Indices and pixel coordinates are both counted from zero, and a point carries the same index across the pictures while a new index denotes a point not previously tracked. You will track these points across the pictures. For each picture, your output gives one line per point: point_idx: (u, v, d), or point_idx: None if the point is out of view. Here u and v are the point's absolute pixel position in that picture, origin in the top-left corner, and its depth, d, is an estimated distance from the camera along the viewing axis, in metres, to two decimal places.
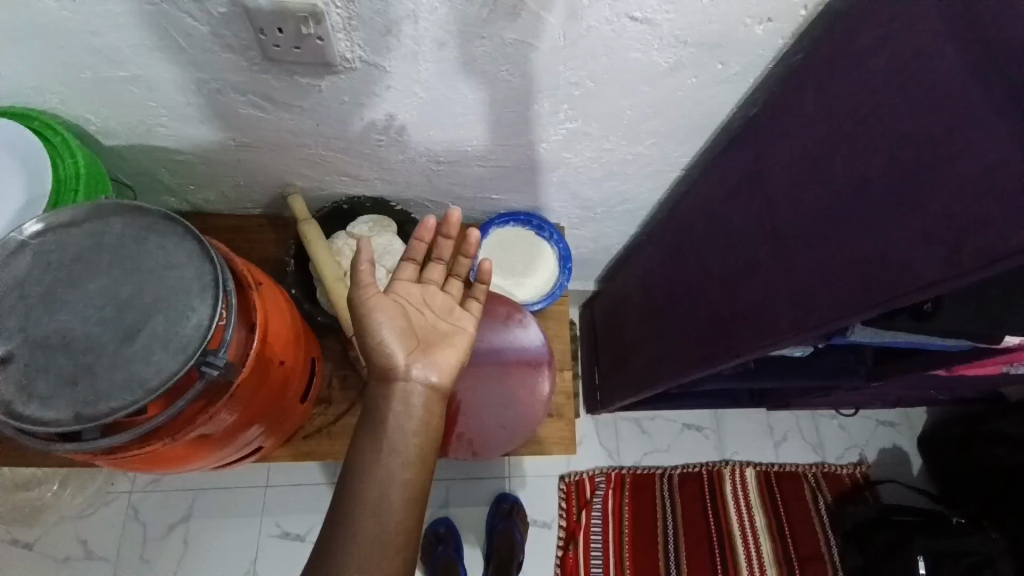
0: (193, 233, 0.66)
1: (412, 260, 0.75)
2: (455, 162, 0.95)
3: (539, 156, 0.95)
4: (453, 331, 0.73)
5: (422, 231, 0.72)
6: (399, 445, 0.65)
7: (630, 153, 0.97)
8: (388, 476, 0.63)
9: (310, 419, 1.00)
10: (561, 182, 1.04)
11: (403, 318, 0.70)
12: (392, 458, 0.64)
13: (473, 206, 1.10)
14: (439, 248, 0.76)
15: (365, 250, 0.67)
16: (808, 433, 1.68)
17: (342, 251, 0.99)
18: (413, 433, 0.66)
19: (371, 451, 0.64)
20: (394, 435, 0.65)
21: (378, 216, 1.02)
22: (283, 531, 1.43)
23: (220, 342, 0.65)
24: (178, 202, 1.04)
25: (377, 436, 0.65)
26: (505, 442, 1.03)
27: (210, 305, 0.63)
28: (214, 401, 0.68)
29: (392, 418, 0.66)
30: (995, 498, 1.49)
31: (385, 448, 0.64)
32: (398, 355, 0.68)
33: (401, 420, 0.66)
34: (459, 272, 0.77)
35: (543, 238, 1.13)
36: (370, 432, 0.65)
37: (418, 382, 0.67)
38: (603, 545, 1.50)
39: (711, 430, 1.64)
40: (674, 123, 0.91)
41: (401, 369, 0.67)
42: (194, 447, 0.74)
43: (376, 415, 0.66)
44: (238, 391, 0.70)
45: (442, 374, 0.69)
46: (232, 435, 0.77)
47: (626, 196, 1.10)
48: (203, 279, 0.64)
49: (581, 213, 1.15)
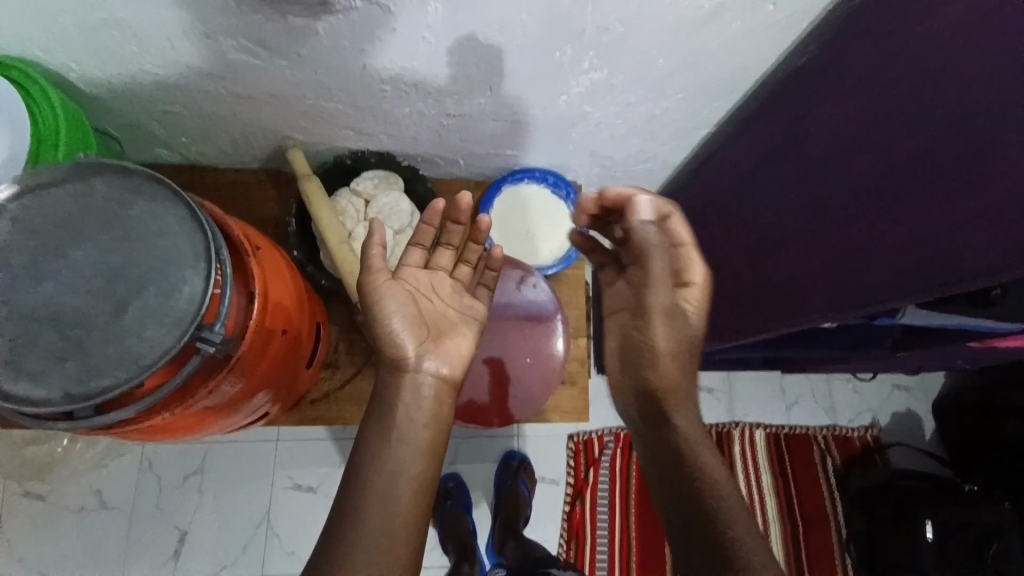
0: (182, 196, 0.60)
1: (419, 245, 0.71)
2: (466, 115, 0.87)
3: (559, 110, 0.87)
4: (462, 319, 0.70)
5: (430, 214, 0.67)
6: (408, 433, 0.64)
7: (658, 108, 0.89)
8: (397, 464, 0.62)
9: (317, 384, 0.98)
10: (579, 139, 0.96)
11: (413, 305, 0.66)
12: (402, 447, 0.63)
13: (485, 163, 1.03)
14: (448, 232, 0.71)
15: (378, 233, 0.63)
16: (821, 397, 1.66)
17: (346, 211, 0.95)
18: (422, 423, 0.64)
19: (379, 440, 0.63)
20: (403, 424, 0.64)
21: (384, 172, 0.97)
22: (295, 484, 1.45)
23: (217, 315, 0.61)
24: (171, 154, 0.98)
25: (386, 427, 0.63)
26: (509, 412, 1.00)
27: (203, 278, 0.58)
28: (213, 376, 0.64)
29: (401, 407, 0.64)
30: (1010, 469, 1.49)
31: (393, 438, 0.63)
32: (408, 345, 0.65)
33: (411, 408, 0.64)
34: (469, 259, 0.73)
35: (559, 198, 1.06)
36: (379, 420, 0.64)
37: (429, 373, 0.65)
38: (610, 501, 1.52)
39: (723, 391, 1.62)
40: (712, 76, 0.83)
41: (410, 361, 0.65)
42: (196, 419, 0.71)
43: (385, 403, 0.64)
44: (237, 364, 0.66)
45: (452, 365, 0.67)
46: (236, 405, 0.75)
47: (649, 155, 1.02)
48: (194, 248, 0.59)
49: (599, 171, 1.08)
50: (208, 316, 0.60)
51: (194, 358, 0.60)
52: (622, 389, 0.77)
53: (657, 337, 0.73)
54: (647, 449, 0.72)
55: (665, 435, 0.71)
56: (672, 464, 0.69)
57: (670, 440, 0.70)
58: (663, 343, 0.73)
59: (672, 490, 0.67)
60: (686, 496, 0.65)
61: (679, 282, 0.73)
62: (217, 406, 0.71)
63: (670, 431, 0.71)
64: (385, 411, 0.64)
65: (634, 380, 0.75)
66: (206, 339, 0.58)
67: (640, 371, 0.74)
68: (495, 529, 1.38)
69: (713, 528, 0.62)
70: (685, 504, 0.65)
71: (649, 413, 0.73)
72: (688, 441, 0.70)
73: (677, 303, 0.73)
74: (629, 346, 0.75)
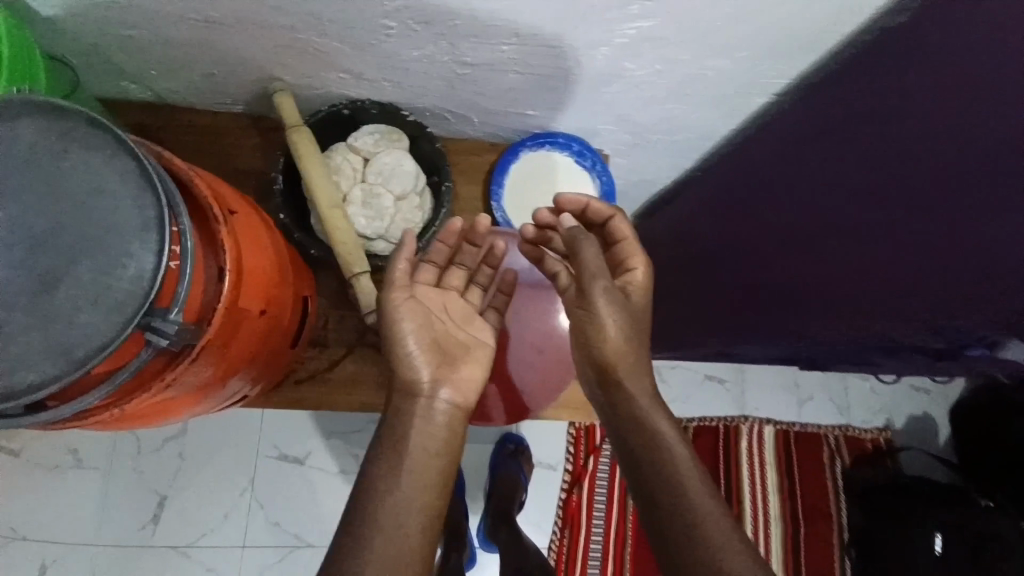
0: (130, 149, 0.48)
1: (433, 263, 0.80)
2: (485, 64, 0.74)
3: (593, 65, 0.74)
4: (473, 343, 0.75)
5: (447, 233, 0.78)
6: (409, 451, 0.64)
7: (711, 69, 0.75)
8: (405, 494, 0.61)
9: (303, 363, 0.87)
10: (612, 101, 0.83)
11: (429, 326, 0.72)
12: (400, 475, 0.62)
13: (502, 123, 0.90)
14: (462, 253, 0.82)
15: (407, 246, 0.71)
16: (836, 394, 1.58)
17: (341, 169, 0.84)
18: (430, 449, 0.65)
19: (389, 465, 0.62)
20: (415, 451, 0.64)
21: (387, 127, 0.85)
22: (280, 454, 1.38)
23: (171, 299, 0.50)
24: (141, 90, 0.85)
25: (397, 454, 0.64)
26: (513, 392, 0.92)
27: (155, 253, 0.48)
28: (173, 364, 0.54)
29: (407, 431, 0.66)
30: (1006, 472, 1.43)
31: (406, 466, 0.63)
32: (425, 370, 0.69)
33: (417, 432, 0.66)
34: (478, 280, 0.83)
35: (582, 169, 0.94)
36: (390, 448, 0.64)
37: (442, 400, 0.69)
38: (608, 490, 1.45)
39: (733, 383, 1.54)
40: (782, 32, 0.69)
41: (425, 386, 0.68)
42: (159, 409, 0.61)
43: (397, 429, 0.66)
44: (203, 351, 0.56)
45: (461, 391, 0.70)
46: (206, 392, 0.65)
47: (691, 127, 0.89)
48: (144, 215, 0.48)
49: (630, 140, 0.95)
50: (159, 298, 0.50)
51: (143, 349, 0.50)
52: (584, 369, 0.77)
53: (604, 314, 0.72)
54: (605, 422, 0.75)
55: (618, 409, 0.73)
56: (621, 436, 0.71)
57: (625, 415, 0.72)
58: (612, 320, 0.73)
59: (626, 456, 0.70)
60: (634, 465, 0.68)
61: (624, 270, 0.79)
62: (180, 395, 0.61)
63: (625, 403, 0.72)
64: (396, 436, 0.65)
65: (589, 358, 0.75)
66: (157, 329, 0.48)
67: (591, 346, 0.74)
68: (488, 513, 1.32)
69: (655, 485, 0.65)
70: (633, 470, 0.68)
71: (608, 387, 0.74)
72: (640, 416, 0.71)
73: (621, 286, 0.78)
74: (580, 325, 0.76)
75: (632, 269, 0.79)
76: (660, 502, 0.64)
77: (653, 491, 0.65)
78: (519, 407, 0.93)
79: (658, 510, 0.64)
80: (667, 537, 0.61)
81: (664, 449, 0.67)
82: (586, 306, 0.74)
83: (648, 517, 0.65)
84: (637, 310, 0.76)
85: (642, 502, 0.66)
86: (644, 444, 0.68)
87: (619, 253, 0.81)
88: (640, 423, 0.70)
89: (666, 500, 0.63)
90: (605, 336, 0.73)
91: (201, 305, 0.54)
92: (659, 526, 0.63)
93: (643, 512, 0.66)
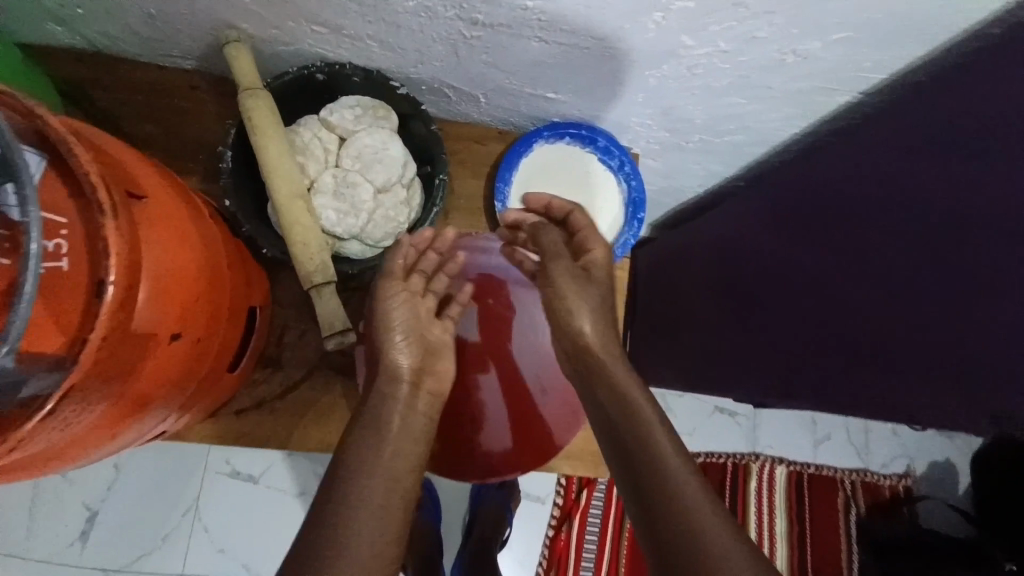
0: None
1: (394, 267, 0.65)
2: (500, 26, 0.57)
3: (641, 38, 0.57)
4: (441, 345, 0.66)
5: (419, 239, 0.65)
6: (374, 475, 0.53)
7: (790, 53, 0.57)
8: (383, 478, 0.53)
9: (248, 387, 0.70)
10: (656, 87, 0.66)
11: (412, 315, 0.63)
12: (359, 511, 0.50)
13: (515, 105, 0.73)
14: (423, 260, 0.67)
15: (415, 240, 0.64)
16: (855, 435, 1.44)
17: (310, 150, 0.67)
18: (398, 484, 0.54)
19: (371, 450, 0.55)
20: (398, 438, 0.57)
21: (372, 100, 0.69)
22: (232, 469, 1.20)
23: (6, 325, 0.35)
24: (69, 35, 0.67)
25: (377, 437, 0.56)
26: (513, 386, 0.80)
27: None
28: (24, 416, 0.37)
29: (376, 445, 0.55)
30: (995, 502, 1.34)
31: (388, 450, 0.55)
32: (404, 358, 0.61)
33: (388, 449, 0.56)
34: (436, 288, 0.68)
35: (608, 169, 0.78)
36: (369, 433, 0.56)
37: (426, 389, 0.62)
38: (602, 529, 1.30)
39: (746, 417, 1.39)
40: (899, 12, 0.52)
41: (408, 373, 0.61)
42: (32, 467, 0.45)
43: (360, 450, 0.54)
44: (108, 361, 0.42)
45: (441, 381, 0.64)
46: (100, 443, 0.48)
47: (748, 128, 0.72)
48: None
49: (667, 138, 0.78)
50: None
51: None
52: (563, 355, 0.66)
53: (570, 296, 0.63)
54: (587, 410, 0.62)
55: (598, 392, 0.60)
56: (605, 424, 0.59)
57: (605, 404, 0.59)
58: (579, 299, 0.63)
59: (613, 448, 0.58)
60: (623, 455, 0.56)
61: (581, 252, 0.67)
62: (58, 448, 0.44)
63: (604, 393, 0.59)
64: (357, 457, 0.54)
65: (569, 345, 0.63)
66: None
67: (579, 342, 0.62)
68: (464, 551, 1.16)
69: (643, 481, 0.54)
70: (623, 461, 0.56)
71: (585, 369, 0.62)
72: (625, 404, 0.58)
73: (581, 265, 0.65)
74: (550, 303, 0.65)
75: (590, 250, 0.66)
76: (650, 498, 0.53)
77: (652, 484, 0.53)
78: (518, 414, 0.78)
79: (649, 509, 0.52)
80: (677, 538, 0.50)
81: (654, 441, 0.55)
82: (551, 285, 0.64)
83: (638, 515, 0.53)
84: (610, 291, 0.65)
85: (631, 494, 0.55)
86: (628, 433, 0.57)
87: (576, 244, 0.67)
88: (632, 411, 0.57)
89: (657, 500, 0.52)
90: (573, 306, 0.63)
91: (83, 314, 0.40)
92: (649, 526, 0.52)
93: (633, 508, 0.54)
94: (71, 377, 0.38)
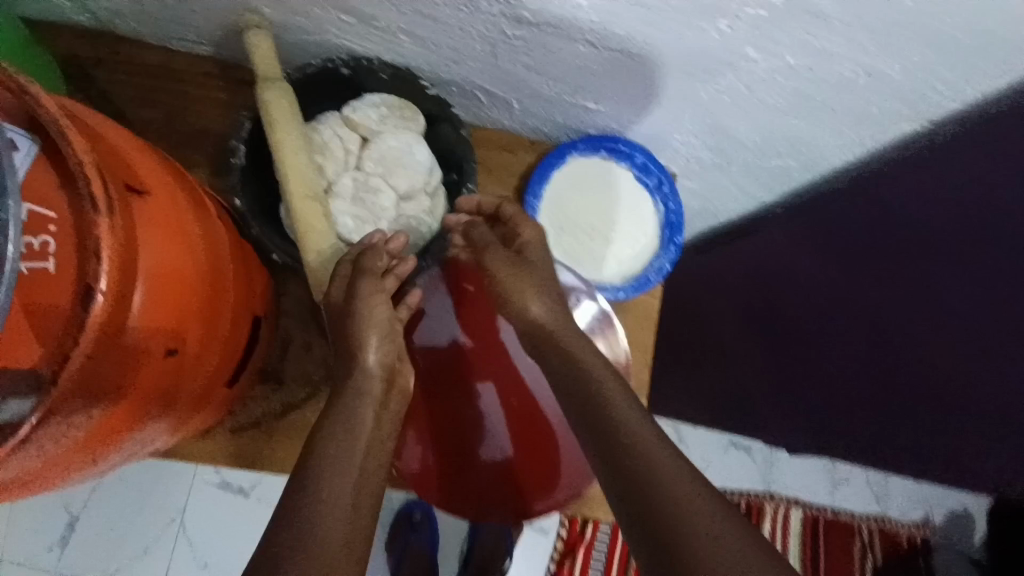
0: None
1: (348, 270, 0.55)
2: (545, 25, 0.52)
3: (699, 48, 0.52)
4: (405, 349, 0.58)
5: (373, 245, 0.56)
6: (343, 469, 0.46)
7: (861, 72, 0.53)
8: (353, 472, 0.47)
9: (246, 403, 0.65)
10: (705, 102, 0.61)
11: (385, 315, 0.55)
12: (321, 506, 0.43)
13: (549, 113, 0.68)
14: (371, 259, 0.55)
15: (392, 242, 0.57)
16: (873, 479, 1.38)
17: (329, 150, 0.62)
18: (377, 491, 0.48)
19: (340, 440, 0.48)
20: (370, 434, 0.50)
21: (399, 100, 0.64)
22: (223, 481, 1.11)
23: None
24: (79, 11, 0.63)
25: (349, 430, 0.49)
26: (522, 403, 0.68)
27: None
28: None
29: (349, 440, 0.48)
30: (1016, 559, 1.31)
31: (359, 442, 0.49)
32: (373, 354, 0.53)
33: (363, 441, 0.49)
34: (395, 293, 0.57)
35: (645, 189, 0.73)
36: (341, 426, 0.49)
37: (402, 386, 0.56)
38: (606, 565, 1.23)
39: (762, 454, 1.33)
40: (991, 38, 0.48)
41: (382, 370, 0.54)
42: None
43: (328, 446, 0.47)
44: (98, 378, 0.36)
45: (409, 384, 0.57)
46: (82, 468, 0.42)
47: (799, 152, 0.67)
48: None
49: (708, 158, 0.73)
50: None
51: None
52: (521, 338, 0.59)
53: (508, 283, 0.58)
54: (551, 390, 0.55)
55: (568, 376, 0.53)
56: (569, 393, 0.52)
57: (572, 374, 0.53)
58: (517, 288, 0.58)
59: (576, 417, 0.51)
60: (590, 422, 0.49)
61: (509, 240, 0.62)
62: (27, 478, 0.38)
63: (567, 371, 0.53)
64: (324, 445, 0.47)
65: (528, 332, 0.58)
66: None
67: (538, 328, 0.57)
68: None
69: (617, 443, 0.47)
70: (590, 429, 0.49)
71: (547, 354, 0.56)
72: (598, 373, 0.52)
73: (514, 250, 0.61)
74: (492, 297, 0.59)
75: (521, 233, 0.61)
76: (628, 458, 0.46)
77: (631, 465, 0.45)
78: (528, 436, 0.67)
79: (625, 473, 0.45)
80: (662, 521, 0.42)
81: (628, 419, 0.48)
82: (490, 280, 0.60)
83: (613, 483, 0.46)
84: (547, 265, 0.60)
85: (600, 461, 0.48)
86: (598, 397, 0.50)
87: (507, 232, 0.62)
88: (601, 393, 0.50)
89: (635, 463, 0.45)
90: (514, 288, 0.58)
91: (68, 325, 0.34)
92: (630, 491, 0.44)
93: (604, 475, 0.47)
94: (48, 398, 0.33)
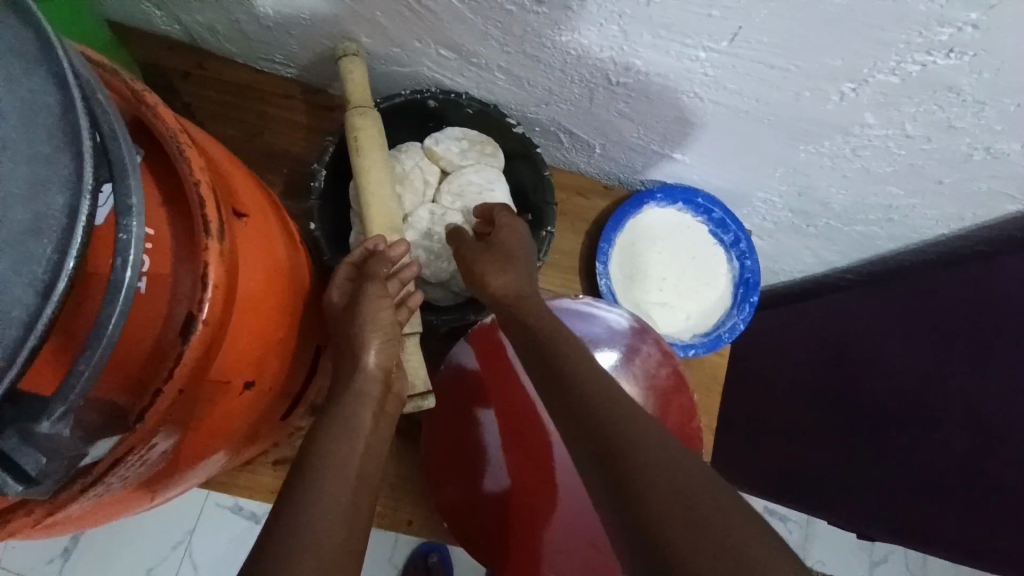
0: (57, 76, 0.25)
1: (346, 275, 0.51)
2: (654, 74, 0.50)
3: (815, 110, 0.50)
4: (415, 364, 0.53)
5: (367, 246, 0.51)
6: (346, 472, 0.41)
7: (982, 149, 0.50)
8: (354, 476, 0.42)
9: (293, 438, 0.61)
10: (801, 164, 0.59)
11: (392, 326, 0.49)
12: (320, 509, 0.38)
13: (630, 160, 0.66)
14: (372, 261, 0.50)
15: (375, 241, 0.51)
16: (911, 558, 1.30)
17: (410, 181, 0.60)
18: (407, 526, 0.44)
19: (342, 441, 0.43)
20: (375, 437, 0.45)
21: (482, 136, 0.62)
22: (238, 505, 1.05)
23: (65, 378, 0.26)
24: (168, 21, 0.62)
25: (351, 427, 0.44)
26: (523, 436, 0.66)
27: (38, 292, 0.23)
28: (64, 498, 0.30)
29: (353, 445, 0.43)
30: None
31: (362, 444, 0.44)
32: (372, 358, 0.47)
33: (366, 443, 0.45)
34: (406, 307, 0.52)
35: (719, 244, 0.71)
36: (346, 430, 0.44)
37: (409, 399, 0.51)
38: None
39: (797, 523, 1.25)
40: None
41: (384, 375, 0.47)
42: (50, 534, 0.36)
43: (333, 451, 0.42)
44: (176, 417, 0.33)
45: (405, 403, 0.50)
46: (136, 504, 0.39)
47: (890, 220, 0.65)
48: (40, 210, 0.24)
49: (787, 218, 0.70)
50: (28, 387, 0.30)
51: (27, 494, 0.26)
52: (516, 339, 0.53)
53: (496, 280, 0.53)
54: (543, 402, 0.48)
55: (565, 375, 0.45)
56: (562, 389, 0.45)
57: (566, 377, 0.45)
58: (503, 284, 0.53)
59: (569, 422, 0.43)
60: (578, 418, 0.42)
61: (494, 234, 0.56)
62: (87, 515, 0.35)
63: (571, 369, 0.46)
64: (327, 444, 0.43)
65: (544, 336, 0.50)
66: (6, 462, 0.25)
67: (537, 339, 0.50)
68: None
69: (612, 444, 0.39)
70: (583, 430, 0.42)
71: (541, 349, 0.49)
72: (592, 373, 0.45)
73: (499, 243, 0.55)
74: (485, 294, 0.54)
75: (505, 228, 0.56)
76: (624, 457, 0.37)
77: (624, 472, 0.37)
78: (530, 472, 0.66)
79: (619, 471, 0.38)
80: (661, 536, 0.34)
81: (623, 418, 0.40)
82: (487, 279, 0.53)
83: (604, 488, 0.38)
84: (531, 264, 0.56)
85: (594, 466, 0.40)
86: (594, 397, 0.42)
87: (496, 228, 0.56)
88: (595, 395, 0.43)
89: (632, 460, 0.37)
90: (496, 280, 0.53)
91: (155, 346, 0.32)
92: (622, 494, 0.36)
93: (597, 483, 0.39)
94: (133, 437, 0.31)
